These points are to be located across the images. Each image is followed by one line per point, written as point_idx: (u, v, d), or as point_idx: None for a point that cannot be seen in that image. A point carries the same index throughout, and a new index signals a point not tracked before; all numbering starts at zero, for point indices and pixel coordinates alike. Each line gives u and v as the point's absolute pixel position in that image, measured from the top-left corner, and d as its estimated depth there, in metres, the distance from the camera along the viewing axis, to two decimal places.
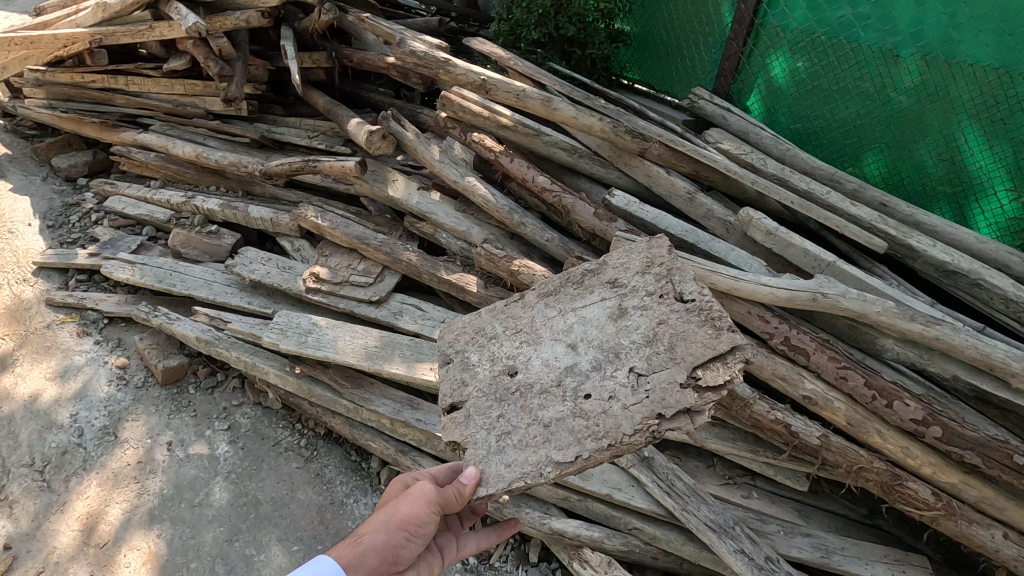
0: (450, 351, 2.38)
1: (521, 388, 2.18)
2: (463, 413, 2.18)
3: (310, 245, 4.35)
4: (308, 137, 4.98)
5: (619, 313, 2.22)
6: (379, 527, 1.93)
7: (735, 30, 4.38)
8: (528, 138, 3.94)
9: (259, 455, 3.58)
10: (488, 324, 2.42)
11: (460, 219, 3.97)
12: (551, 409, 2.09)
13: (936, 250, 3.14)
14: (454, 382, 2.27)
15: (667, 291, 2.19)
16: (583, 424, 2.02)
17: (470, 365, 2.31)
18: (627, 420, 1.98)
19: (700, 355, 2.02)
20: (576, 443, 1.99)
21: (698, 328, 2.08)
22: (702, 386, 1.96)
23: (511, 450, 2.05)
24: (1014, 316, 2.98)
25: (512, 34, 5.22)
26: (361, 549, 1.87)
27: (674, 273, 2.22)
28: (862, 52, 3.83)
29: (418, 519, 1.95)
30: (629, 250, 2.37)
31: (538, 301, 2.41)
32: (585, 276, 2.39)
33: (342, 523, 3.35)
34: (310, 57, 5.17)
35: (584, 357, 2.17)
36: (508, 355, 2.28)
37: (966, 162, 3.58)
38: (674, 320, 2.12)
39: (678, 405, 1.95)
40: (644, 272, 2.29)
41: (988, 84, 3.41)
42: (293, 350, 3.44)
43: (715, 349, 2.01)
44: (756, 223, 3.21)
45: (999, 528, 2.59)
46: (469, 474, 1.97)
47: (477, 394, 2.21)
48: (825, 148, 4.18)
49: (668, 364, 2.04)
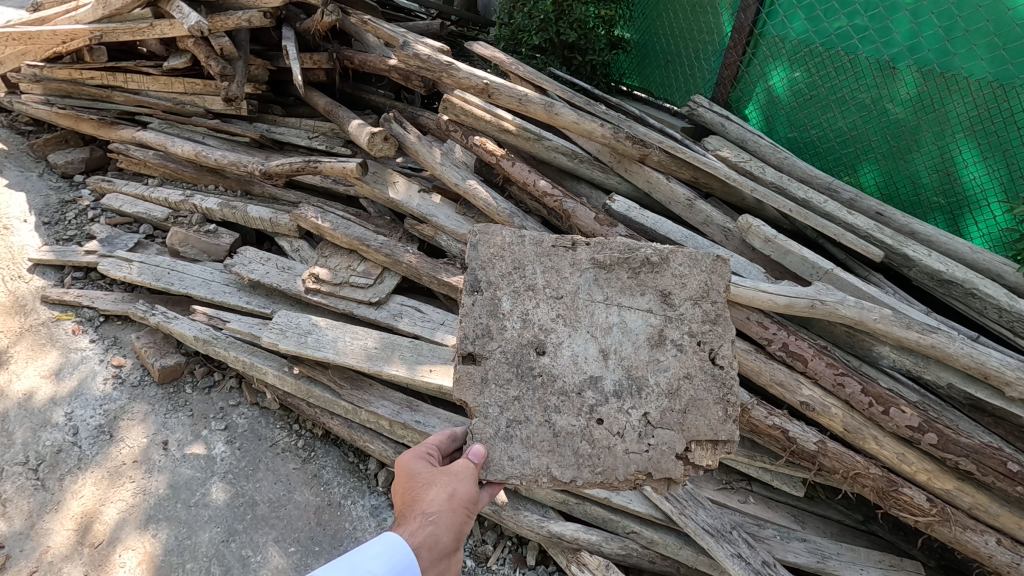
0: (483, 280, 2.29)
1: (544, 377, 2.23)
2: (480, 372, 2.22)
3: (308, 246, 4.35)
4: (307, 137, 5.01)
5: (657, 340, 2.27)
6: (443, 508, 1.90)
7: (735, 39, 4.46)
8: (529, 142, 3.98)
9: (256, 455, 3.57)
10: (528, 264, 2.33)
11: (460, 222, 3.98)
12: (564, 417, 2.20)
13: (931, 259, 3.19)
14: (479, 329, 2.24)
15: (708, 343, 2.26)
16: (588, 450, 2.17)
17: (500, 313, 2.26)
18: (624, 466, 2.16)
19: (701, 432, 2.20)
20: (575, 468, 2.15)
21: (713, 404, 2.22)
22: (690, 463, 2.18)
23: (518, 442, 2.16)
24: (1006, 325, 3.02)
25: (514, 38, 5.27)
26: (430, 532, 1.83)
27: (722, 328, 2.27)
28: (859, 63, 3.90)
29: (472, 495, 1.98)
30: (693, 264, 2.33)
31: (589, 268, 2.34)
32: (643, 267, 2.34)
33: (340, 525, 3.34)
34: (311, 58, 5.13)
35: (609, 374, 2.24)
36: (542, 324, 2.27)
37: (960, 174, 3.62)
38: (698, 384, 2.24)
39: (665, 472, 2.17)
40: (696, 302, 2.30)
41: (982, 97, 3.46)
42: (293, 350, 3.43)
43: (716, 434, 2.19)
44: (755, 230, 3.25)
45: (992, 534, 2.61)
46: (476, 452, 2.07)
47: (500, 359, 2.23)
48: (821, 157, 4.23)
49: (674, 426, 2.20)
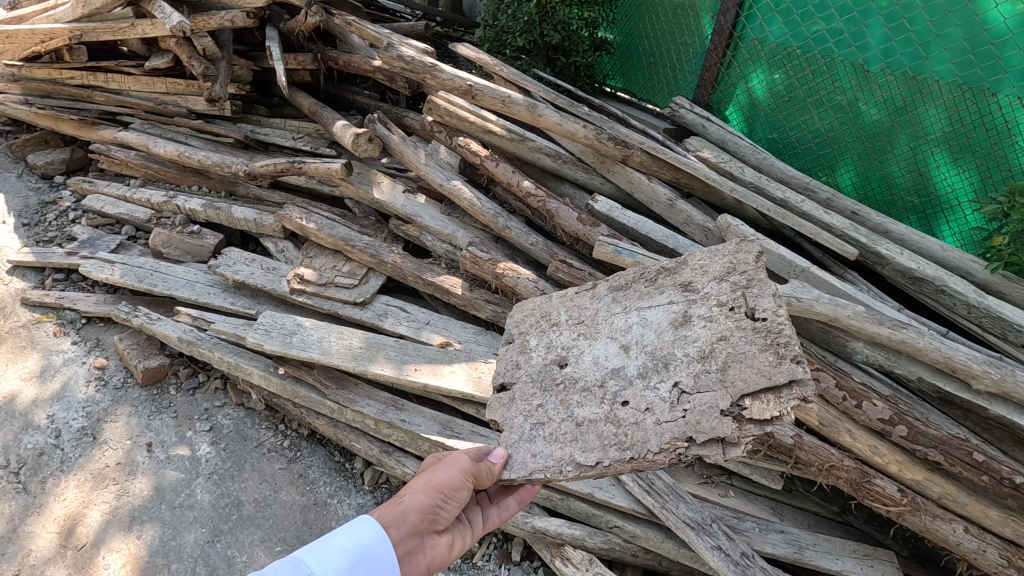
0: (516, 332, 2.59)
1: (565, 382, 2.29)
2: (508, 395, 2.39)
3: (293, 246, 4.35)
4: (291, 138, 5.01)
5: (682, 321, 2.19)
6: (418, 490, 1.87)
7: (715, 41, 4.55)
8: (513, 143, 4.02)
9: (242, 456, 3.57)
10: (554, 310, 2.57)
11: (444, 222, 4.01)
12: (587, 409, 2.17)
13: (903, 258, 3.28)
14: (509, 363, 2.49)
15: (739, 304, 2.10)
16: (611, 431, 2.07)
17: (527, 349, 2.50)
18: (656, 437, 1.99)
19: (749, 383, 1.93)
20: (602, 450, 2.04)
21: (759, 353, 1.98)
22: (746, 418, 1.89)
23: (541, 440, 2.17)
24: (975, 321, 3.10)
25: (498, 40, 5.33)
26: (399, 509, 1.78)
27: (752, 287, 2.11)
28: (835, 66, 4.00)
29: (454, 484, 1.92)
30: (712, 253, 2.28)
31: (607, 294, 2.47)
32: (660, 274, 2.37)
33: (326, 523, 3.34)
34: (295, 59, 5.16)
35: (634, 361, 2.20)
36: (564, 345, 2.41)
37: (931, 174, 3.73)
38: (736, 339, 2.04)
39: (713, 432, 1.91)
40: (720, 279, 2.20)
41: (952, 100, 3.57)
42: (278, 351, 3.44)
43: (772, 380, 1.90)
44: (734, 229, 3.30)
45: (960, 523, 2.69)
46: (497, 454, 2.12)
47: (526, 380, 2.39)
48: (799, 157, 4.34)
49: (713, 386, 1.99)
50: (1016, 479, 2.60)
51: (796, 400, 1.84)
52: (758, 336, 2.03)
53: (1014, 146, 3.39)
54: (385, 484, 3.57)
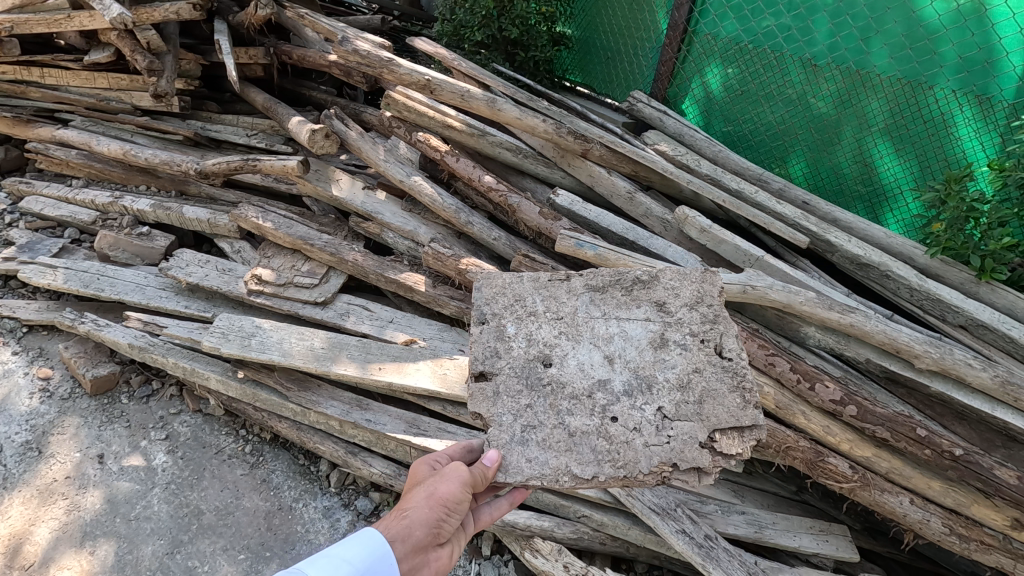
0: (488, 312, 2.40)
1: (553, 385, 2.25)
2: (492, 387, 2.24)
3: (250, 246, 4.23)
4: (245, 135, 4.86)
5: (659, 342, 2.32)
6: (422, 504, 1.87)
7: (670, 36, 4.64)
8: (472, 138, 4.01)
9: (201, 464, 3.46)
10: (528, 295, 2.45)
11: (406, 219, 3.96)
12: (578, 418, 2.18)
13: (851, 245, 3.41)
14: (488, 348, 2.31)
15: (711, 339, 2.31)
16: (605, 446, 2.13)
17: (506, 336, 2.34)
18: (646, 458, 2.10)
19: (722, 420, 2.16)
20: (596, 463, 2.09)
21: (729, 392, 2.21)
22: (717, 452, 2.11)
23: (534, 445, 2.13)
24: (917, 304, 3.25)
25: (456, 35, 5.31)
26: (405, 525, 1.79)
27: (721, 324, 2.32)
28: (784, 61, 4.13)
29: (457, 496, 1.92)
30: (682, 277, 2.44)
31: (585, 291, 2.45)
32: (635, 285, 2.44)
33: (292, 528, 3.24)
34: (246, 53, 5.01)
35: (619, 376, 2.26)
36: (546, 341, 2.34)
37: (876, 164, 3.90)
38: (709, 374, 2.25)
39: (693, 461, 2.10)
40: (692, 307, 2.38)
41: (892, 93, 3.73)
42: (236, 354, 3.34)
43: (739, 420, 2.15)
44: (691, 221, 3.40)
45: (906, 495, 2.82)
46: (490, 457, 2.04)
47: (510, 372, 2.26)
48: (753, 149, 4.47)
49: (692, 417, 2.17)
50: (955, 451, 2.71)
51: (756, 440, 2.13)
52: (726, 374, 2.27)
53: (950, 136, 3.57)
54: (351, 486, 3.47)
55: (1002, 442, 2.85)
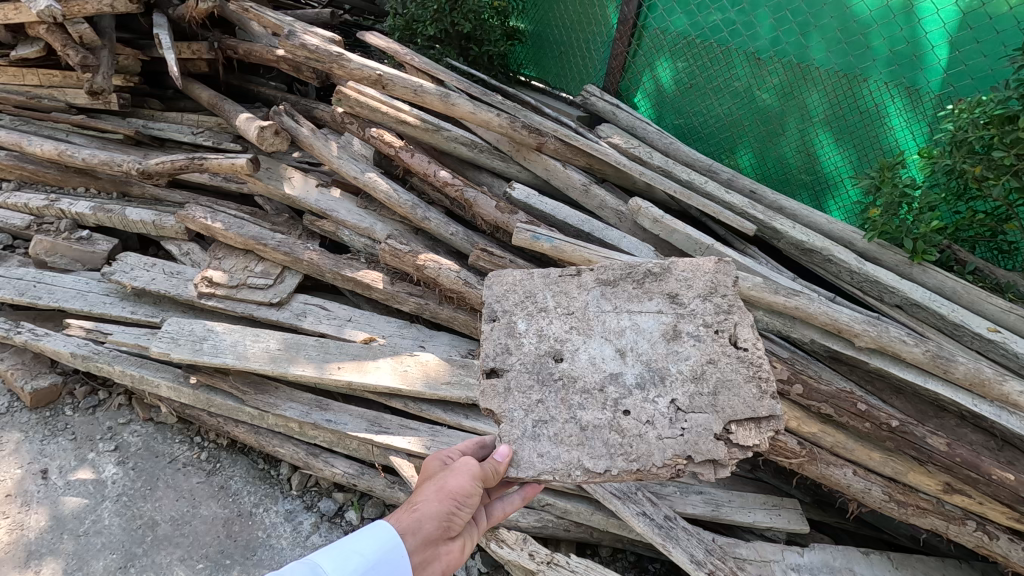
0: (498, 310, 2.37)
1: (564, 379, 2.20)
2: (503, 383, 2.20)
3: (199, 248, 4.10)
4: (191, 133, 4.68)
5: (673, 334, 2.27)
6: (431, 497, 1.86)
7: (620, 31, 4.74)
8: (426, 133, 3.98)
9: (154, 473, 3.36)
10: (538, 291, 2.41)
11: (362, 216, 3.91)
12: (589, 413, 2.14)
13: (795, 231, 3.56)
14: (498, 346, 2.27)
15: (725, 329, 2.25)
16: (617, 439, 2.09)
17: (517, 333, 2.30)
18: (660, 451, 2.06)
19: (737, 411, 2.11)
20: (608, 458, 2.06)
21: (744, 382, 2.16)
22: (733, 443, 2.08)
23: (545, 440, 2.09)
24: (857, 285, 3.42)
25: (408, 29, 5.26)
26: (416, 518, 1.79)
27: (736, 314, 2.27)
28: (730, 54, 4.26)
29: (466, 490, 1.89)
30: (694, 267, 2.38)
31: (596, 286, 2.40)
32: (647, 277, 2.38)
33: (252, 534, 3.15)
34: (188, 48, 4.83)
35: (631, 370, 2.22)
36: (557, 337, 2.30)
37: (818, 154, 4.07)
38: (724, 365, 2.20)
39: (707, 454, 2.06)
40: (705, 297, 2.32)
41: (831, 85, 3.91)
42: (187, 358, 3.24)
43: (755, 411, 2.11)
44: (644, 211, 3.47)
45: (849, 467, 2.94)
46: (502, 451, 2.02)
47: (521, 369, 2.23)
48: (703, 141, 4.60)
49: (706, 409, 2.13)
50: (893, 422, 2.83)
51: (774, 431, 2.08)
52: (741, 364, 2.22)
53: (884, 126, 3.76)
54: (314, 487, 3.42)
55: (933, 412, 3.03)
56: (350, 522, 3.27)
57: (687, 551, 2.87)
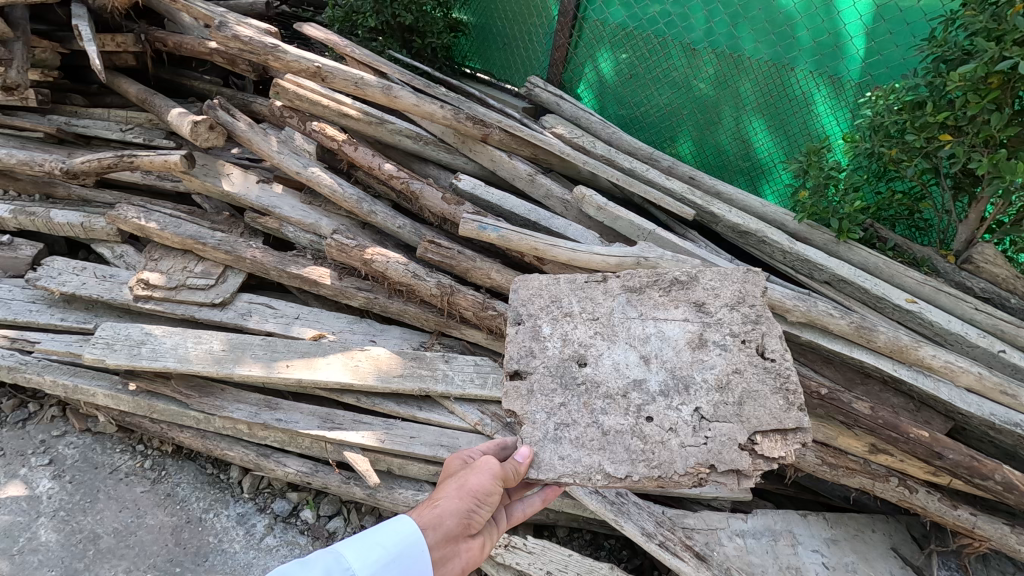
0: (523, 313, 2.39)
1: (587, 384, 2.22)
2: (526, 386, 2.23)
3: (134, 250, 3.92)
4: (119, 129, 4.44)
5: (698, 343, 2.27)
6: (451, 494, 1.78)
7: (561, 22, 4.80)
8: (371, 126, 3.96)
9: (94, 486, 3.24)
10: (565, 296, 2.43)
11: (306, 212, 3.84)
12: (612, 417, 2.15)
13: (732, 215, 3.72)
14: (522, 349, 2.30)
15: (753, 339, 2.25)
16: (640, 446, 2.09)
17: (541, 337, 2.33)
18: (682, 459, 2.07)
19: (763, 422, 2.10)
20: (630, 463, 2.07)
21: (770, 394, 2.14)
22: (759, 454, 2.05)
23: (568, 442, 2.11)
24: (790, 264, 3.61)
25: (348, 20, 5.18)
26: (436, 514, 1.68)
27: (764, 323, 2.26)
28: (667, 45, 4.39)
29: (487, 488, 1.83)
30: (723, 275, 2.38)
31: (621, 292, 2.41)
32: (674, 286, 2.40)
33: (203, 540, 3.07)
34: (112, 39, 4.60)
35: (655, 376, 2.22)
36: (582, 342, 2.31)
37: (752, 141, 4.26)
38: (750, 375, 2.19)
39: (731, 464, 2.05)
40: (733, 307, 2.32)
41: (761, 74, 4.09)
42: (124, 364, 3.13)
43: (782, 423, 2.09)
44: (588, 199, 3.55)
45: None
46: (522, 453, 2.03)
47: (545, 372, 2.25)
48: (645, 131, 4.73)
49: (731, 418, 2.12)
50: (823, 390, 2.93)
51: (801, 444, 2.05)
52: (768, 374, 2.20)
53: (811, 113, 3.97)
54: (267, 489, 3.37)
55: (860, 379, 3.22)
56: (305, 521, 3.23)
57: (638, 524, 2.98)
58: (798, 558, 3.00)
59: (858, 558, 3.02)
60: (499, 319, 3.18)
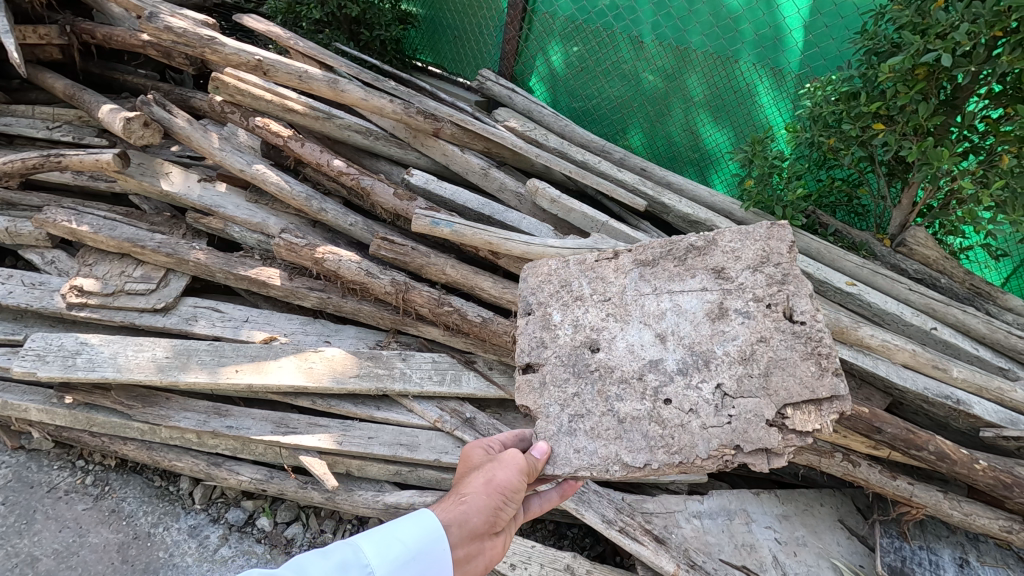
0: (534, 303, 2.35)
1: (602, 370, 2.15)
2: (538, 378, 2.19)
3: (66, 255, 3.71)
4: (45, 128, 4.19)
5: (718, 313, 2.11)
6: (480, 490, 1.76)
7: (511, 15, 4.78)
8: (318, 121, 3.85)
9: (30, 506, 3.09)
10: (574, 279, 2.35)
11: (252, 211, 3.71)
12: (629, 403, 2.08)
13: (682, 205, 3.78)
14: (533, 340, 2.27)
15: (778, 302, 2.06)
16: (658, 431, 2.01)
17: (552, 325, 2.28)
18: (704, 442, 1.97)
19: (793, 393, 1.94)
20: (649, 451, 1.99)
21: (801, 360, 1.97)
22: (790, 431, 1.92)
23: (582, 434, 2.06)
24: None
25: (291, 12, 5.03)
26: (462, 510, 1.67)
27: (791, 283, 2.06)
28: (615, 38, 4.43)
29: (514, 485, 1.81)
30: (743, 234, 2.19)
31: (634, 268, 2.30)
32: (689, 253, 2.25)
33: (153, 555, 2.94)
34: (34, 32, 4.37)
35: (672, 355, 2.10)
36: (593, 326, 2.24)
37: (702, 132, 4.35)
38: (777, 343, 2.01)
39: (759, 443, 1.93)
40: (755, 268, 2.13)
41: (707, 67, 4.17)
42: (58, 376, 2.99)
43: (814, 393, 1.92)
44: (541, 191, 3.56)
45: None
46: (539, 448, 1.99)
47: (557, 362, 2.20)
48: (597, 122, 4.77)
49: (756, 392, 1.98)
50: None
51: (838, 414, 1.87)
52: (797, 340, 2.01)
53: (755, 104, 4.09)
54: (221, 498, 3.25)
55: None
56: (262, 529, 3.14)
57: (598, 512, 3.04)
58: (752, 535, 3.11)
59: (808, 532, 3.15)
60: (455, 315, 3.15)
